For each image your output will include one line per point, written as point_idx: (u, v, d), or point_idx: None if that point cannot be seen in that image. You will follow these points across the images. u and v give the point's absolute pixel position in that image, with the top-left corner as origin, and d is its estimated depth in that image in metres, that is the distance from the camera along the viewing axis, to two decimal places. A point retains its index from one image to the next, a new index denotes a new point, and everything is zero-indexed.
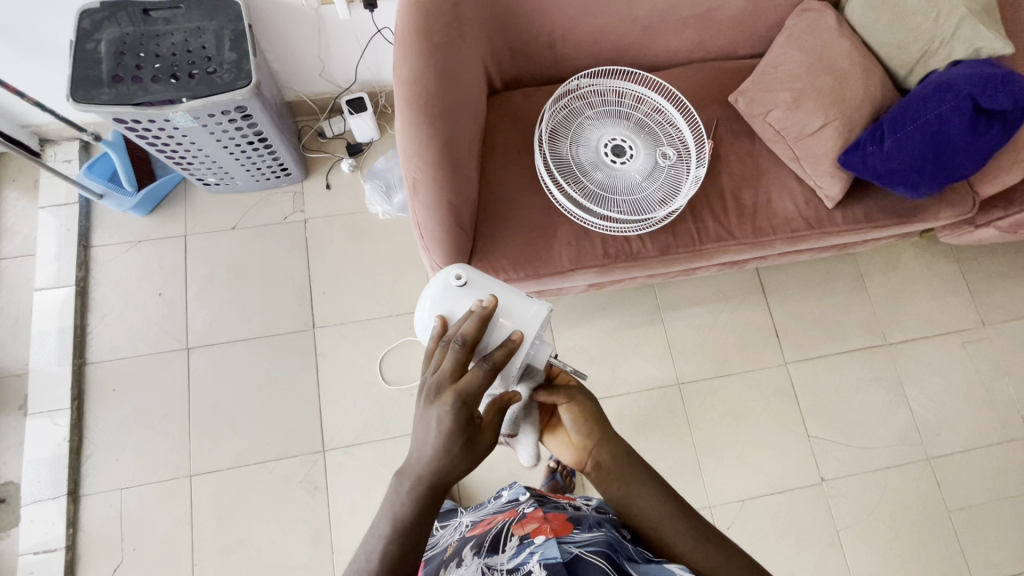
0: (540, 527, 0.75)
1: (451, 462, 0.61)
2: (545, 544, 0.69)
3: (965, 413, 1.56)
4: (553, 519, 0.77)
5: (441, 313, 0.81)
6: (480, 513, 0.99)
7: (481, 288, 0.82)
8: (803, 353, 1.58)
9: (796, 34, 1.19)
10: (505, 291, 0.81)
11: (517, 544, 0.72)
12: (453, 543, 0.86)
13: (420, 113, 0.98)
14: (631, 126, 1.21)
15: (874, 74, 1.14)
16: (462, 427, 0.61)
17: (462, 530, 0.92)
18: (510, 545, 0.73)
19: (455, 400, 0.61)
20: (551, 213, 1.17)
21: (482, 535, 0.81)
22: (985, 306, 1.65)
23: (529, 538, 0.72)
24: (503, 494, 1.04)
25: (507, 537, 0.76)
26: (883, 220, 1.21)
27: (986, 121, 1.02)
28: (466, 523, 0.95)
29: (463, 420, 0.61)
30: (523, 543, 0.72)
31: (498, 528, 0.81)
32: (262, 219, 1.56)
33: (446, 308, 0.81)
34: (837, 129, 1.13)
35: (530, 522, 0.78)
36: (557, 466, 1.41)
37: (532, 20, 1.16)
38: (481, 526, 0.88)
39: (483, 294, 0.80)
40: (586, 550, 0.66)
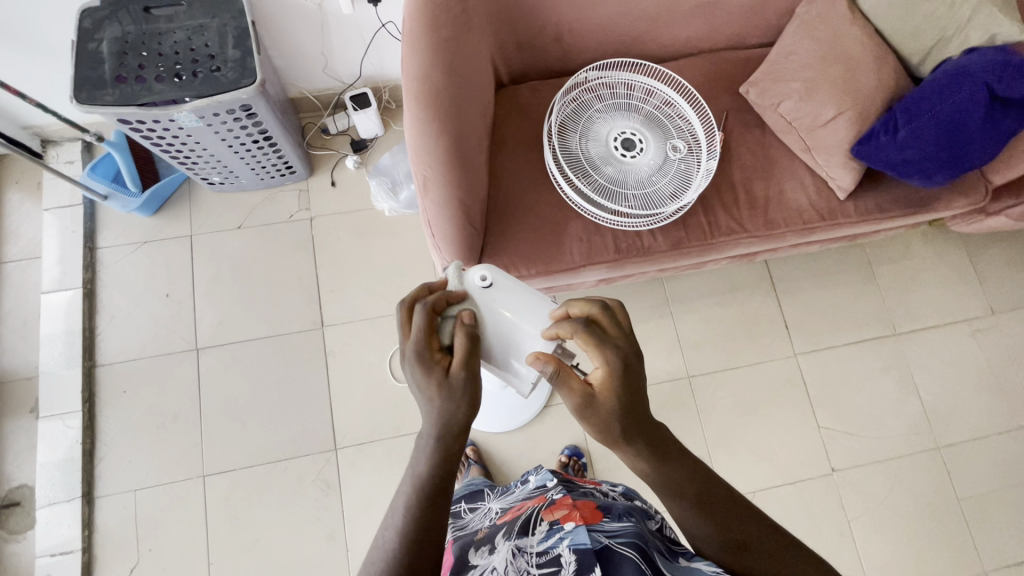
0: (569, 514, 0.74)
1: (448, 407, 0.66)
2: (574, 530, 0.69)
3: (975, 401, 1.56)
4: (582, 507, 0.76)
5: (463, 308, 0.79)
6: (509, 498, 1.01)
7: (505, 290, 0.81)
8: (813, 345, 1.58)
9: (808, 23, 1.16)
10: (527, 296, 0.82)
11: (546, 529, 0.73)
12: (484, 527, 0.88)
13: (430, 109, 0.96)
14: (642, 119, 1.20)
15: (887, 62, 1.12)
16: (428, 369, 0.67)
17: (493, 515, 0.94)
18: (539, 530, 0.74)
19: (411, 355, 0.67)
20: (562, 208, 1.16)
21: (512, 521, 0.82)
22: (995, 294, 1.64)
23: (558, 524, 0.73)
24: (531, 477, 1.04)
25: (537, 522, 0.76)
26: (896, 210, 1.20)
27: (1001, 108, 1.00)
28: (497, 508, 0.98)
29: (426, 363, 0.67)
30: (552, 529, 0.72)
31: (528, 513, 0.81)
32: (268, 217, 1.56)
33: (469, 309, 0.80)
34: (850, 119, 1.12)
35: (559, 508, 0.77)
36: (568, 461, 1.41)
37: (540, 12, 1.13)
38: (510, 512, 0.90)
39: (509, 298, 0.81)
40: (616, 540, 0.66)
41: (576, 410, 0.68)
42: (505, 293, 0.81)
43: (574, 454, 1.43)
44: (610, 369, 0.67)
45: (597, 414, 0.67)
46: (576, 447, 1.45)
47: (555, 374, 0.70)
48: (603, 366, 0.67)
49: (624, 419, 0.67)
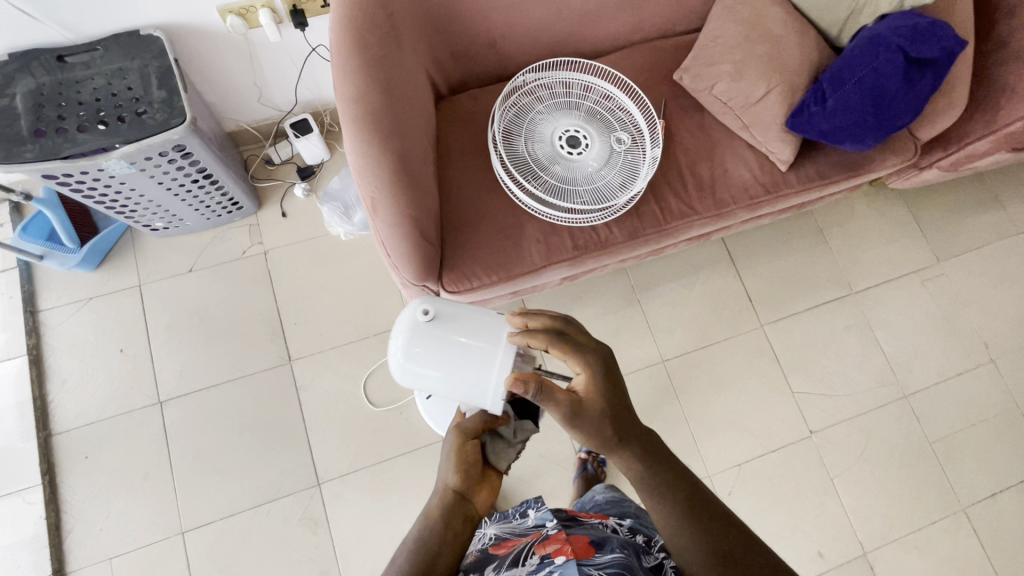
0: (560, 548, 0.69)
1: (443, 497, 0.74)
2: (564, 565, 0.65)
3: (934, 346, 1.63)
4: (575, 542, 0.72)
5: (411, 347, 0.80)
6: (501, 527, 0.86)
7: (449, 316, 0.82)
8: (776, 314, 1.62)
9: (730, 5, 1.19)
10: (474, 314, 0.82)
11: (534, 564, 0.68)
12: (469, 552, 0.78)
13: (369, 130, 0.95)
14: (584, 115, 1.21)
15: (808, 36, 1.16)
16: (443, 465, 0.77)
17: (484, 544, 0.80)
18: (528, 564, 0.69)
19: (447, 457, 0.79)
20: (517, 212, 1.16)
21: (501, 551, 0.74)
22: (938, 244, 1.73)
23: (548, 558, 0.68)
24: (524, 510, 0.89)
25: (528, 555, 0.71)
26: (834, 175, 1.25)
27: (918, 68, 1.04)
28: (488, 535, 0.83)
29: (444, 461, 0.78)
30: (541, 564, 0.67)
31: (518, 545, 0.74)
32: (219, 256, 1.52)
33: (417, 344, 0.80)
34: (781, 94, 1.15)
35: (551, 542, 0.72)
36: (587, 457, 1.45)
37: (468, 21, 1.12)
38: (500, 536, 0.81)
39: (454, 324, 0.81)
40: (604, 572, 0.65)
41: (564, 418, 0.71)
42: (450, 318, 0.81)
43: (592, 450, 1.47)
44: (590, 372, 0.72)
45: (584, 417, 0.71)
46: None
47: (540, 391, 0.71)
48: (584, 371, 0.72)
49: (610, 417, 0.72)
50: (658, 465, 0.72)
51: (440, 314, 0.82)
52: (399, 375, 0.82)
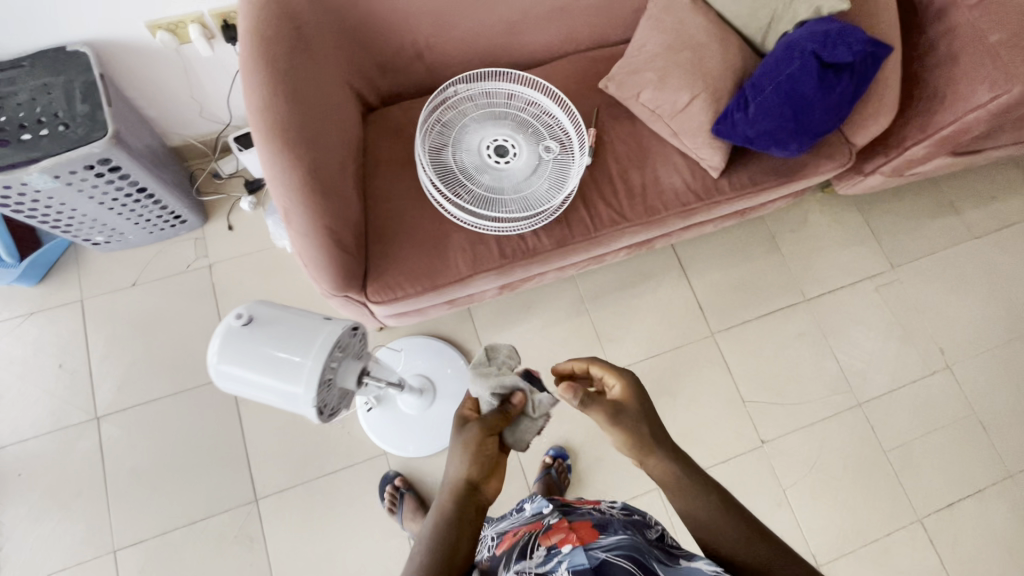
0: (565, 537, 0.71)
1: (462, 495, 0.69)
2: (572, 552, 0.68)
3: (889, 354, 1.61)
4: (579, 528, 0.73)
5: (231, 360, 0.68)
6: (503, 524, 0.95)
7: (271, 321, 0.70)
8: (728, 322, 1.60)
9: (656, 14, 1.19)
10: (299, 317, 0.72)
11: (544, 553, 0.71)
12: (484, 558, 0.84)
13: (277, 140, 0.95)
14: (513, 125, 1.21)
15: (732, 44, 1.16)
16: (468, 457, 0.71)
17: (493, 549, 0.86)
18: (537, 554, 0.71)
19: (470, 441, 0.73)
20: (443, 222, 1.16)
21: (510, 549, 0.78)
22: (892, 250, 1.72)
23: (555, 548, 0.70)
24: (525, 506, 0.94)
25: (534, 546, 0.74)
26: (767, 181, 1.25)
27: (834, 73, 1.04)
28: (491, 535, 0.92)
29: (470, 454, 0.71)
30: (549, 553, 0.70)
31: (525, 539, 0.77)
32: (164, 269, 1.51)
33: (240, 356, 0.68)
34: (705, 101, 1.15)
35: (556, 531, 0.74)
36: (551, 462, 1.43)
37: (392, 32, 1.12)
38: (507, 537, 0.85)
39: (273, 330, 0.69)
40: (612, 554, 0.67)
41: (607, 419, 0.74)
42: (274, 325, 0.70)
43: (558, 455, 1.45)
44: (625, 381, 0.78)
45: (625, 421, 0.74)
46: (560, 448, 1.47)
47: (584, 397, 0.74)
48: (618, 380, 0.78)
49: (647, 425, 0.75)
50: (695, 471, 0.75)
51: (263, 319, 0.70)
52: (221, 386, 0.71)
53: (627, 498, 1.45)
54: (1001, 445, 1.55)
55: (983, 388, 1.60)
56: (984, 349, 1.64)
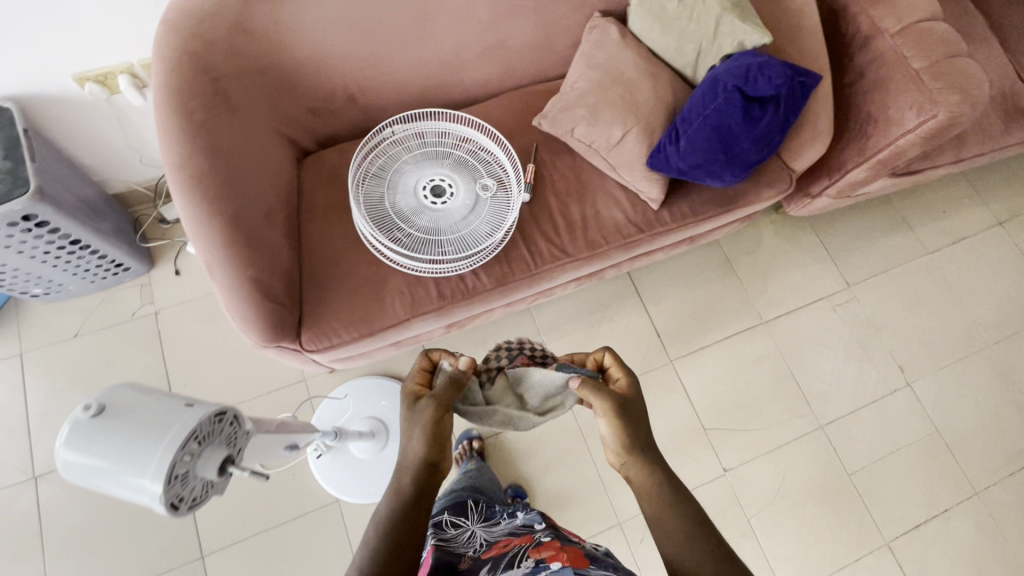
0: (555, 555, 0.77)
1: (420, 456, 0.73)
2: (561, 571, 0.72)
3: (848, 373, 1.61)
4: (568, 551, 0.79)
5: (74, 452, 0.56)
6: (492, 529, 0.99)
7: (128, 406, 0.58)
8: (686, 349, 1.59)
9: (587, 52, 1.20)
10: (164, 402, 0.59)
11: (531, 566, 0.76)
12: (468, 554, 0.88)
13: (196, 193, 0.93)
14: (450, 164, 1.20)
15: (661, 78, 1.17)
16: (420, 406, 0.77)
17: (479, 546, 0.90)
18: (525, 565, 0.76)
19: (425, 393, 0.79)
20: (378, 265, 1.14)
21: (497, 556, 0.83)
22: (848, 268, 1.72)
23: (545, 563, 0.75)
24: (518, 516, 1.03)
25: (523, 558, 0.79)
26: (708, 210, 1.25)
27: (758, 105, 1.05)
28: (482, 539, 0.94)
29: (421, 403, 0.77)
30: (538, 566, 0.75)
31: (515, 550, 0.83)
32: (108, 318, 1.48)
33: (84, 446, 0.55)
34: (638, 136, 1.15)
35: (547, 549, 0.80)
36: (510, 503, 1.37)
37: (322, 77, 1.11)
38: (496, 543, 0.90)
39: (128, 419, 0.57)
40: None
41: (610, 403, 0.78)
42: (131, 412, 0.57)
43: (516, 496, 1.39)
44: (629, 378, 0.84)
45: (627, 411, 0.78)
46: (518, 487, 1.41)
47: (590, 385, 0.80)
48: (623, 376, 0.84)
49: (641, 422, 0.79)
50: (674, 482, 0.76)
51: (115, 404, 0.58)
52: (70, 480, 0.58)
53: (588, 536, 1.41)
54: (965, 463, 1.54)
55: (944, 405, 1.59)
56: (944, 364, 1.64)
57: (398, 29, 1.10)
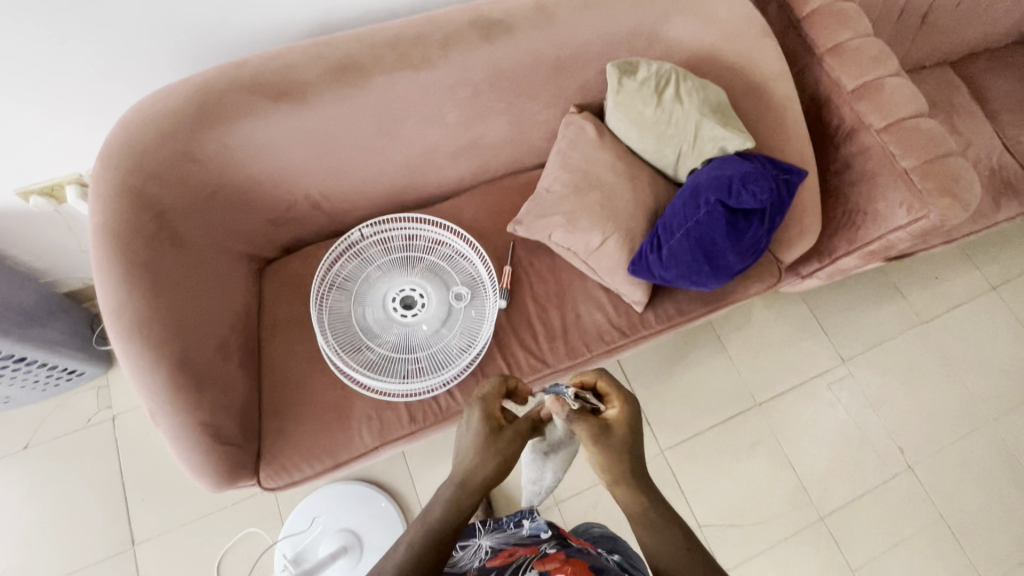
0: (561, 568, 0.68)
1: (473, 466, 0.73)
2: None
3: (847, 458, 1.54)
4: (575, 563, 0.70)
5: None
6: (498, 538, 0.90)
7: None
8: (676, 438, 1.51)
9: (563, 151, 1.14)
10: None
11: None
12: (468, 566, 0.78)
13: (136, 339, 0.85)
14: (422, 270, 1.13)
15: (641, 180, 1.11)
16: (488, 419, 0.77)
17: (480, 558, 0.81)
18: None
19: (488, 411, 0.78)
20: (344, 388, 1.06)
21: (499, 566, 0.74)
22: (842, 343, 1.67)
23: None
24: (524, 524, 0.93)
25: (528, 570, 0.70)
26: (694, 310, 1.18)
27: (743, 217, 0.99)
28: (486, 546, 0.85)
29: (488, 416, 0.78)
30: None
31: (519, 561, 0.74)
32: (60, 427, 1.38)
33: None
34: (619, 242, 1.09)
35: (552, 561, 0.71)
36: None
37: (282, 189, 1.03)
38: (499, 553, 0.80)
39: None
40: None
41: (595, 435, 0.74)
42: None
43: None
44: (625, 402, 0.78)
45: (612, 440, 0.74)
46: None
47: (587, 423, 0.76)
48: (619, 401, 0.78)
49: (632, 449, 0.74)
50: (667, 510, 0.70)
51: None
52: None
53: None
54: (973, 553, 1.47)
55: (947, 489, 1.53)
56: (945, 444, 1.58)
57: (360, 139, 1.02)
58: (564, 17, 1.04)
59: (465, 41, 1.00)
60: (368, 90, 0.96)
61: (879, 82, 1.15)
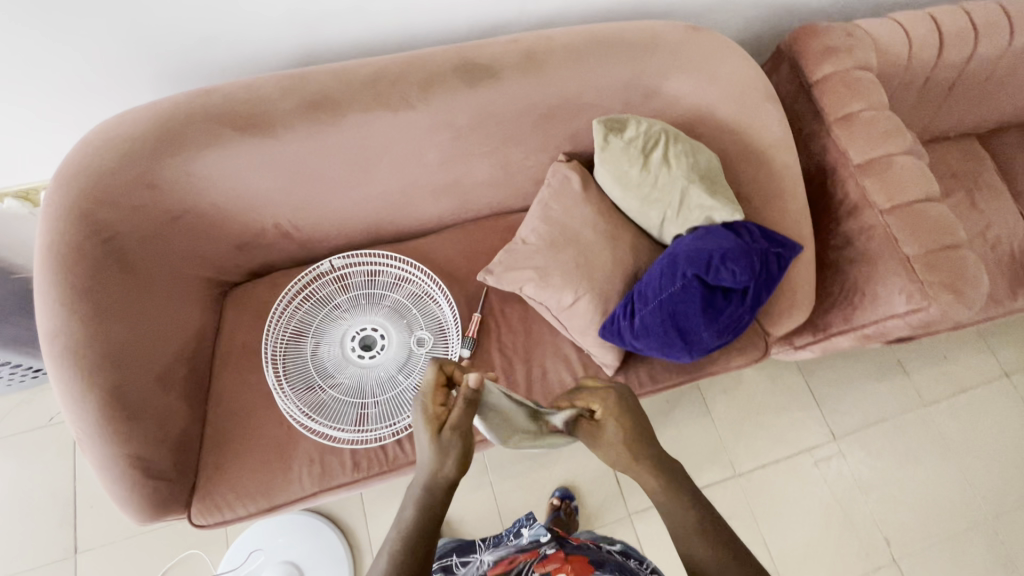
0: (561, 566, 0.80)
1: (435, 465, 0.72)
2: None
3: (826, 544, 1.44)
4: (573, 560, 0.82)
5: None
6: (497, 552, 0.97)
7: None
8: (647, 502, 1.39)
9: (545, 201, 1.09)
10: None
11: None
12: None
13: (70, 367, 0.82)
14: (386, 311, 1.09)
15: (623, 240, 1.05)
16: (431, 419, 0.74)
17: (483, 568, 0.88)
18: None
19: (429, 412, 0.74)
20: (289, 427, 1.02)
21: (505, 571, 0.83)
22: (835, 418, 1.57)
23: None
24: (525, 532, 1.02)
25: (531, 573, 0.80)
26: (668, 378, 1.12)
27: (721, 295, 0.93)
28: (488, 561, 0.91)
29: (431, 417, 0.74)
30: None
31: (523, 567, 0.83)
32: (21, 423, 1.37)
33: None
34: (592, 303, 1.03)
35: (551, 562, 0.82)
36: None
37: (248, 217, 1.00)
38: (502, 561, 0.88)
39: None
40: None
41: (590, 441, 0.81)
42: None
43: None
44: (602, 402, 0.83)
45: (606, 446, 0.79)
46: None
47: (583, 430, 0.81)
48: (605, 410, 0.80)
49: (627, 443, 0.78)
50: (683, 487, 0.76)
51: None
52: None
53: None
54: None
55: None
56: (936, 540, 1.47)
57: (331, 174, 0.99)
58: (554, 67, 1.01)
59: (448, 85, 0.97)
60: (341, 128, 0.94)
61: (888, 159, 1.09)
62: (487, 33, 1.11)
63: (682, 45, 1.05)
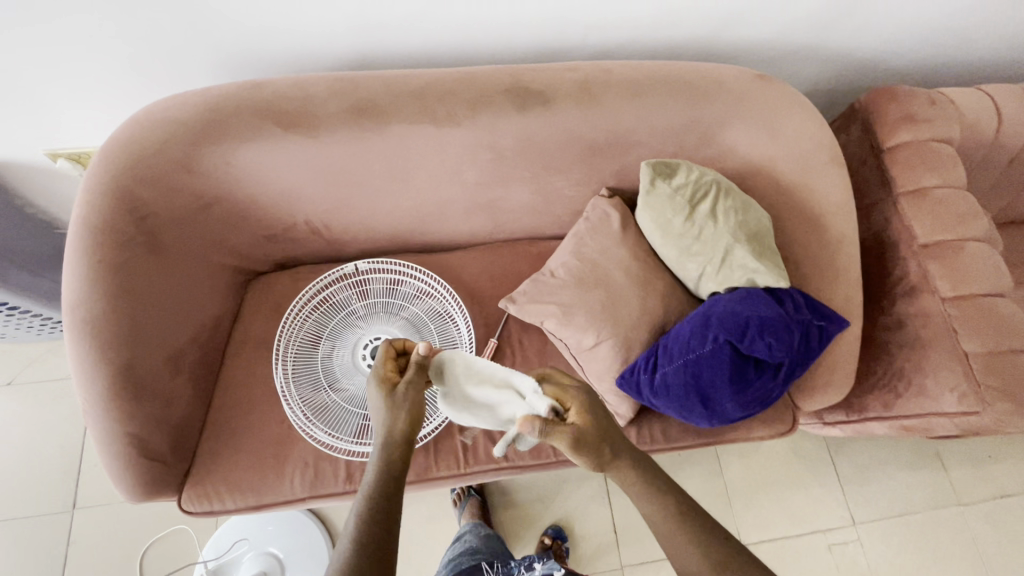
0: None
1: (391, 426, 0.70)
2: None
3: None
4: None
5: None
6: None
7: None
8: (643, 558, 1.33)
9: (580, 235, 1.05)
10: None
11: None
12: None
13: (87, 339, 0.83)
14: (402, 323, 1.07)
15: (655, 288, 1.00)
16: (382, 381, 0.73)
17: None
18: None
19: (381, 377, 0.73)
20: (288, 426, 1.01)
21: None
22: (857, 501, 1.47)
23: None
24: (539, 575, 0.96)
25: None
26: (682, 439, 1.06)
27: (754, 366, 0.88)
28: None
29: (381, 379, 0.73)
30: None
31: None
32: (45, 373, 1.42)
33: None
34: (612, 350, 0.98)
35: None
36: None
37: (280, 211, 1.00)
38: None
39: None
40: None
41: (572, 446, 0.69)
42: None
43: None
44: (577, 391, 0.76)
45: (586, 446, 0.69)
46: None
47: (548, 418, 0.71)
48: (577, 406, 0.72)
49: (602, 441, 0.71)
50: (658, 475, 0.73)
51: None
52: None
53: None
54: None
55: None
56: None
57: (368, 181, 0.98)
58: (609, 100, 0.97)
59: (497, 106, 0.94)
60: (383, 136, 0.93)
61: (957, 244, 1.00)
62: (545, 55, 1.08)
63: (748, 93, 0.99)
